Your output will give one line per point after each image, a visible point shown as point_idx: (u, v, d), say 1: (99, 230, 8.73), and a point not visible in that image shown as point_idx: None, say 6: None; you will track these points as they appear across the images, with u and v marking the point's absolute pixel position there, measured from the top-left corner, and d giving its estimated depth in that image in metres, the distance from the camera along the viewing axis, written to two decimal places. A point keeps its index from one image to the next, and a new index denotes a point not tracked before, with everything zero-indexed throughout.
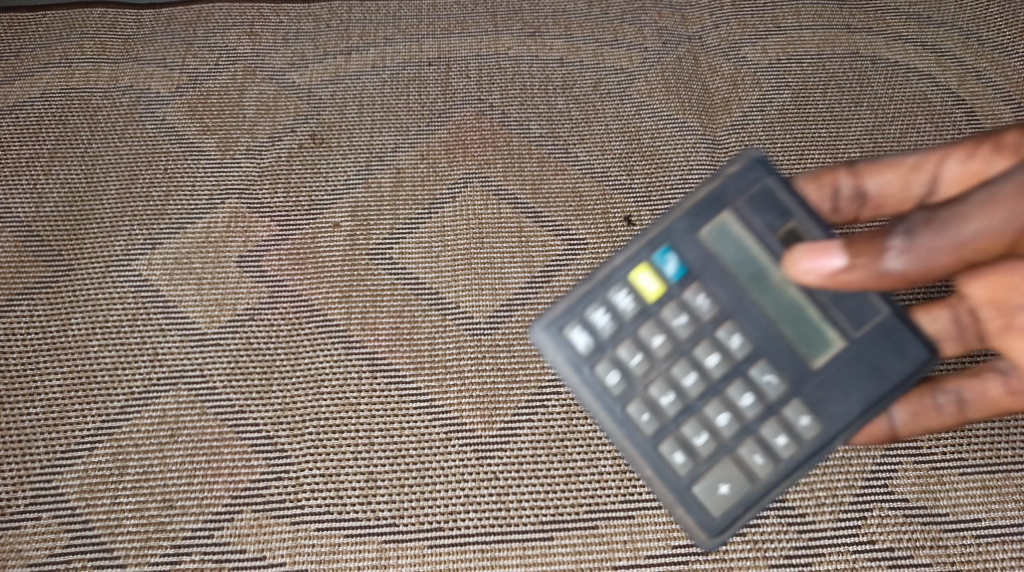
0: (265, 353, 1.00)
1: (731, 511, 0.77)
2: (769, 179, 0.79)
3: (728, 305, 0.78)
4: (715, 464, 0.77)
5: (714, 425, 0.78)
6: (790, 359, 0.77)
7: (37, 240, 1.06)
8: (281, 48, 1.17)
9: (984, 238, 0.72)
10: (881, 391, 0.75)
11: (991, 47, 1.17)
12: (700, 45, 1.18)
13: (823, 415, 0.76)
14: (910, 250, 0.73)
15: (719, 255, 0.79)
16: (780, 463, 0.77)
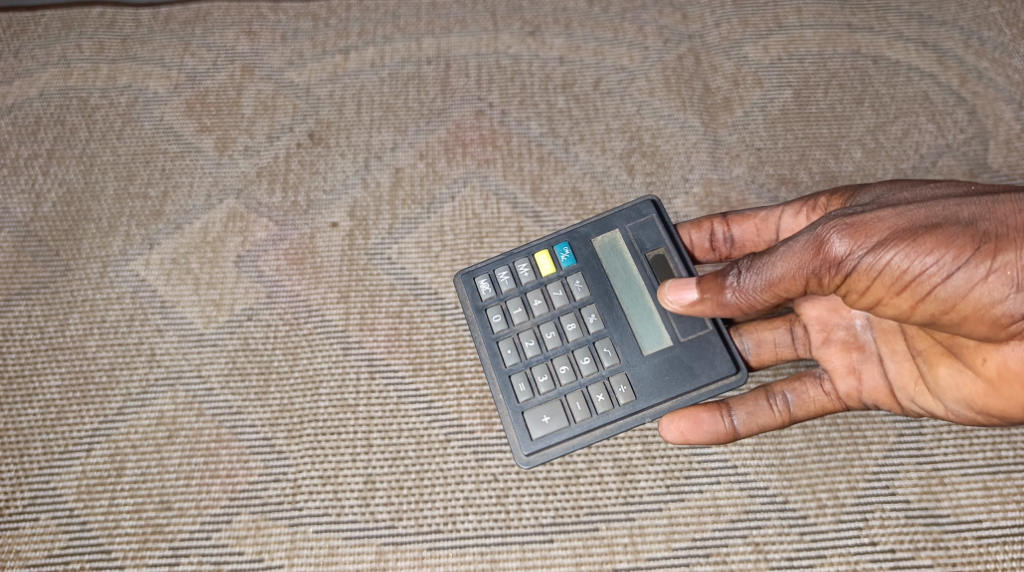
0: (264, 353, 1.00)
1: (552, 435, 0.90)
2: (651, 219, 0.95)
3: (599, 292, 0.93)
4: (551, 401, 0.91)
5: (558, 374, 0.92)
6: (627, 342, 0.92)
7: (35, 241, 1.05)
8: (280, 47, 1.16)
9: (788, 279, 0.86)
10: (685, 383, 0.90)
11: (994, 46, 1.16)
12: (701, 43, 1.17)
13: (638, 388, 0.90)
14: (741, 286, 0.87)
15: (603, 262, 0.94)
16: (597, 416, 0.90)
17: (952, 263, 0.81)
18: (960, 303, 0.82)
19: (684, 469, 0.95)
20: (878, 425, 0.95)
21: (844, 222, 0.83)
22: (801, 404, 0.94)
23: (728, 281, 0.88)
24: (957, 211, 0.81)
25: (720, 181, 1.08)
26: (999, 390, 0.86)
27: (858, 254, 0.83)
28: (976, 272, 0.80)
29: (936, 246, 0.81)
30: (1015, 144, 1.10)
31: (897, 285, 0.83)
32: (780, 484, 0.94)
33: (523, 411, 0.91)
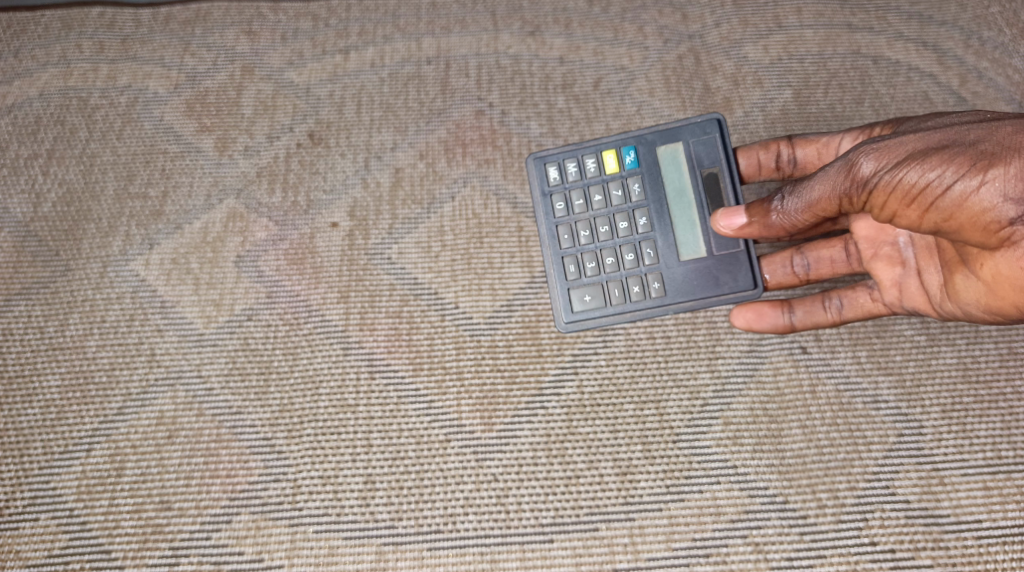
0: (264, 353, 1.00)
1: (587, 316, 0.93)
2: (715, 136, 0.93)
3: (656, 197, 0.94)
4: (593, 284, 0.93)
5: (602, 263, 0.94)
6: (670, 245, 0.93)
7: (35, 241, 1.05)
8: (279, 46, 1.16)
9: (825, 201, 0.87)
10: (716, 291, 0.91)
11: (994, 46, 1.16)
12: (701, 43, 1.17)
13: (670, 288, 0.92)
14: (784, 208, 0.89)
15: (664, 172, 0.94)
16: (629, 306, 0.93)
17: (954, 176, 0.81)
18: (959, 212, 0.82)
19: (684, 469, 0.94)
20: (878, 425, 0.95)
21: (869, 146, 0.85)
22: (855, 309, 0.94)
23: (772, 205, 0.89)
24: (966, 133, 0.82)
25: None
26: (1010, 293, 0.84)
27: (880, 174, 0.84)
28: (970, 183, 0.80)
29: (943, 161, 0.81)
30: None
31: (906, 198, 0.84)
32: (779, 485, 0.94)
33: (566, 287, 0.94)
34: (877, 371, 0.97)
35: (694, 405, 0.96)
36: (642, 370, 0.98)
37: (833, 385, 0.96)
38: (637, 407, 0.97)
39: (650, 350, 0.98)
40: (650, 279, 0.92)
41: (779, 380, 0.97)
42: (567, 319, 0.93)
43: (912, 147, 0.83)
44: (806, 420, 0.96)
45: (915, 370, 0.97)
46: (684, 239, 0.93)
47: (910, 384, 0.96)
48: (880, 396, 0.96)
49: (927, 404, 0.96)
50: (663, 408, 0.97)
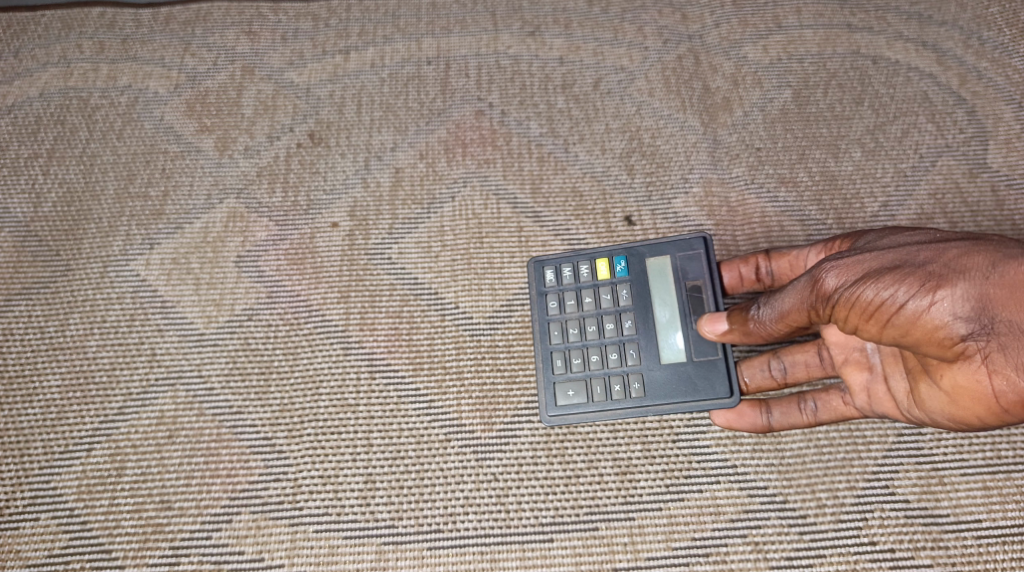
0: (264, 353, 1.00)
1: (569, 410, 0.92)
2: (701, 253, 0.94)
3: (643, 306, 0.94)
4: (577, 379, 0.93)
5: (587, 361, 0.93)
6: (653, 348, 0.92)
7: (36, 241, 1.05)
8: (280, 47, 1.16)
9: (794, 313, 0.85)
10: (694, 395, 0.90)
11: (993, 46, 1.16)
12: (701, 44, 1.17)
13: (650, 390, 0.91)
14: (759, 318, 0.88)
15: (653, 282, 0.94)
16: (610, 404, 0.92)
17: (905, 295, 0.79)
18: (914, 329, 0.79)
19: (683, 469, 0.95)
20: (878, 424, 0.95)
21: (831, 262, 0.83)
22: (829, 411, 0.92)
23: (750, 314, 0.88)
24: (918, 253, 0.80)
25: (720, 181, 1.08)
26: (972, 404, 0.81)
27: (841, 289, 0.81)
28: (921, 299, 0.78)
29: (894, 281, 0.79)
30: (1015, 143, 1.10)
31: (865, 314, 0.81)
32: (779, 484, 0.94)
33: (550, 380, 0.93)
34: None
35: None
36: None
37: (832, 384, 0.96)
38: None
39: None
40: (631, 378, 0.92)
41: None
42: (550, 406, 0.92)
43: (869, 265, 0.81)
44: None
45: None
46: (665, 345, 0.92)
47: None
48: None
49: None
50: None
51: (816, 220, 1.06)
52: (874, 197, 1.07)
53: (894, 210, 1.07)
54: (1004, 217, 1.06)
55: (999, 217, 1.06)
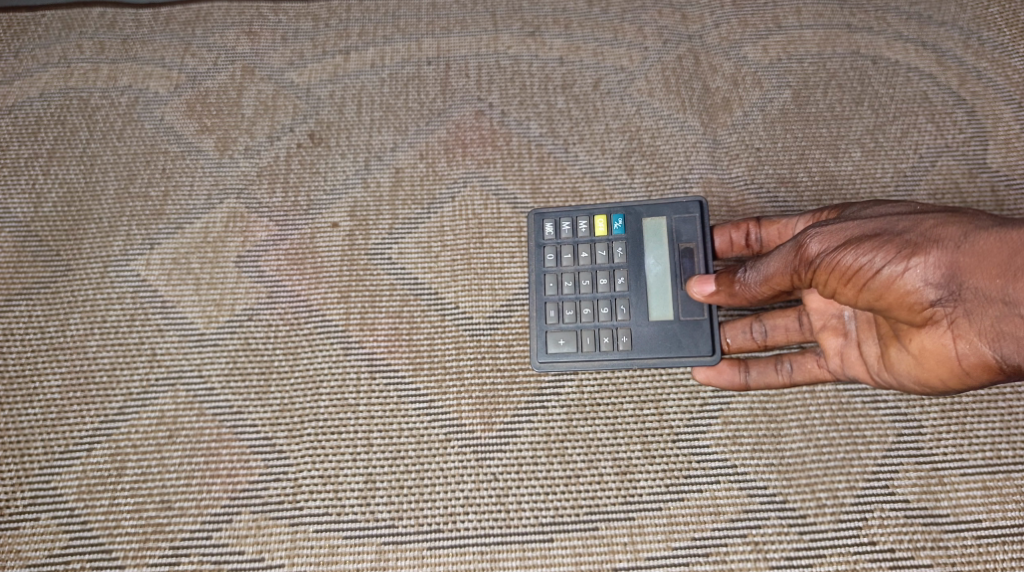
0: (264, 353, 1.00)
1: (558, 358, 0.93)
2: (696, 216, 0.94)
3: (636, 263, 0.94)
4: (569, 329, 0.93)
5: (579, 313, 0.94)
6: (642, 304, 0.93)
7: (37, 241, 1.05)
8: (280, 47, 1.16)
9: (779, 277, 0.86)
10: (680, 351, 0.92)
11: (993, 46, 1.16)
12: (701, 44, 1.17)
13: (637, 343, 0.92)
14: (744, 280, 0.88)
15: (649, 242, 0.95)
16: (600, 357, 0.93)
17: (881, 261, 0.79)
18: (888, 294, 0.80)
19: (683, 469, 0.95)
20: (878, 425, 0.95)
21: (814, 229, 0.84)
22: (805, 373, 0.92)
23: (735, 276, 0.89)
24: (897, 222, 0.80)
25: (720, 181, 1.09)
26: (939, 366, 0.82)
27: (822, 255, 0.82)
28: (895, 266, 0.78)
29: (872, 247, 0.80)
30: (1015, 144, 1.10)
31: (843, 280, 0.81)
32: (779, 484, 0.94)
33: (541, 328, 0.94)
34: None
35: (694, 404, 0.96)
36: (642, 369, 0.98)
37: (832, 384, 0.96)
38: (637, 407, 0.97)
39: None
40: (620, 330, 0.93)
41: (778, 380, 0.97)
42: (541, 353, 0.93)
43: (851, 233, 0.82)
44: (806, 419, 0.96)
45: None
46: (655, 300, 0.93)
47: None
48: (880, 395, 0.96)
49: (927, 403, 0.96)
50: (663, 407, 0.97)
51: None
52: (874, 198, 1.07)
53: None
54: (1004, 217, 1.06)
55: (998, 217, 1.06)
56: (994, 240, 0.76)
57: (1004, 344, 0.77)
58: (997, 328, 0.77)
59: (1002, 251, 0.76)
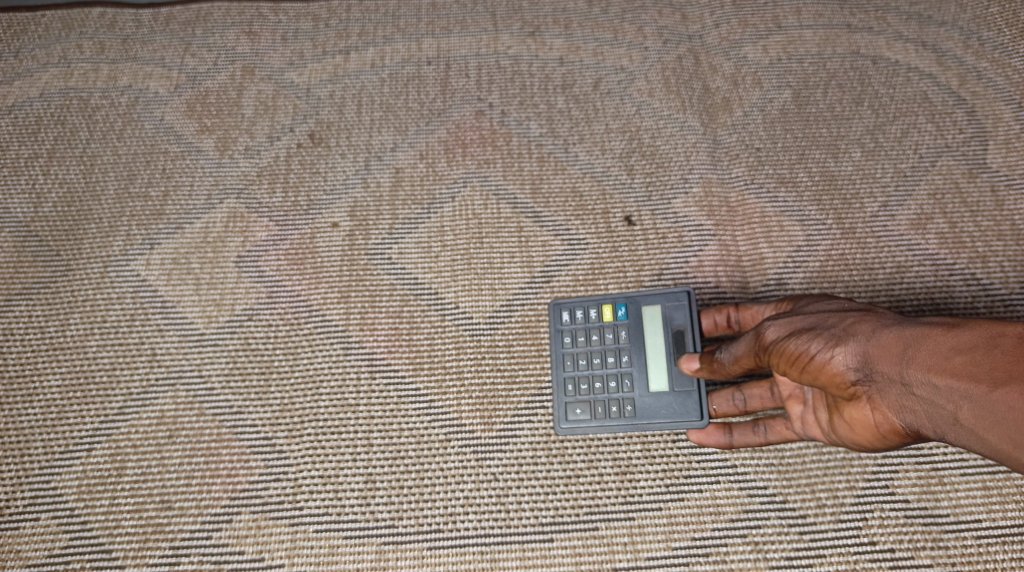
0: (264, 353, 1.00)
1: (579, 425, 0.93)
2: (687, 302, 0.94)
3: (641, 344, 0.94)
4: (583, 400, 0.94)
5: (592, 387, 0.94)
6: (648, 377, 0.93)
7: (36, 241, 1.05)
8: (280, 47, 1.17)
9: (747, 358, 0.86)
10: (676, 419, 0.91)
11: (993, 46, 1.16)
12: (700, 44, 1.17)
13: (645, 412, 0.92)
14: (720, 360, 0.88)
15: (651, 326, 0.95)
16: (614, 425, 0.93)
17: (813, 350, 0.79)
18: (823, 378, 0.80)
19: (683, 469, 0.95)
20: None
21: (771, 321, 0.85)
22: (778, 434, 0.90)
23: (715, 354, 0.89)
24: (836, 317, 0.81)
25: (720, 181, 1.09)
26: (877, 440, 0.80)
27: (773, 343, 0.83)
28: (822, 354, 0.79)
29: (807, 337, 0.80)
30: (1015, 144, 1.10)
31: (788, 366, 0.82)
32: (779, 484, 0.94)
33: (561, 399, 0.94)
34: None
35: None
36: None
37: None
38: None
39: None
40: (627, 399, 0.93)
41: None
42: (562, 421, 0.93)
43: (795, 325, 0.82)
44: None
45: None
46: (655, 376, 0.93)
47: None
48: None
49: None
50: None
51: (816, 219, 1.06)
52: (874, 198, 1.07)
53: (894, 210, 1.06)
54: (1004, 217, 1.06)
55: (999, 217, 1.06)
56: (898, 332, 0.75)
57: (915, 426, 0.75)
58: (903, 413, 0.75)
59: (911, 342, 0.74)
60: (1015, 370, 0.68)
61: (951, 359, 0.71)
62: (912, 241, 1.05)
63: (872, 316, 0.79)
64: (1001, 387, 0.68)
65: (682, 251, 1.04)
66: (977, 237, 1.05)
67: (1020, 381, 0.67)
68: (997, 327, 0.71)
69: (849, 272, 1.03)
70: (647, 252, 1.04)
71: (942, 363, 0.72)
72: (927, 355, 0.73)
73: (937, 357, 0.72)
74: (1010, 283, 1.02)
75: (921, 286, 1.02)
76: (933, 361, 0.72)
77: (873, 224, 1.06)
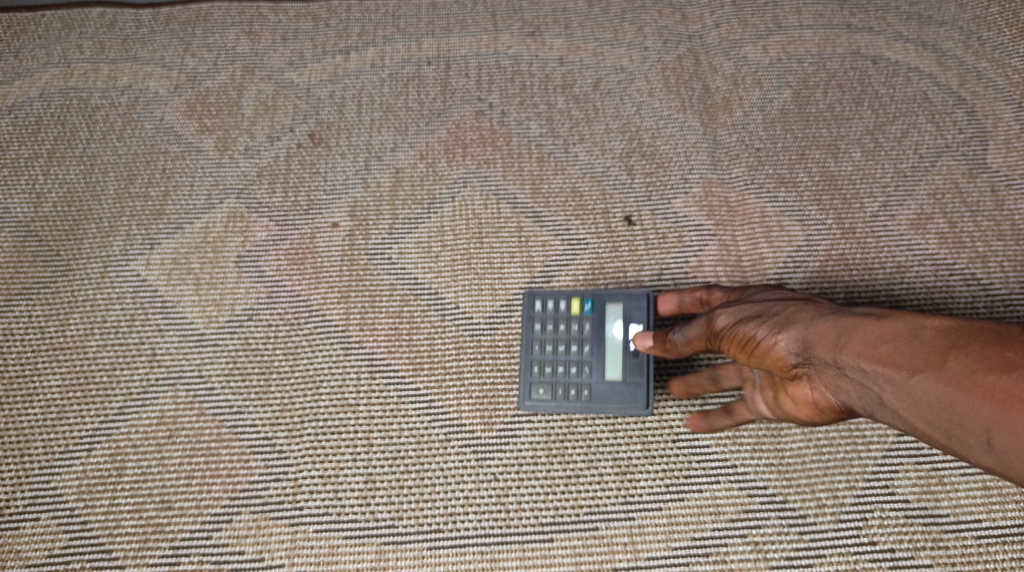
0: (264, 353, 1.00)
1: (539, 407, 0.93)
2: (647, 304, 0.95)
3: (601, 337, 0.95)
4: (545, 384, 0.94)
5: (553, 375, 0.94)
6: (604, 369, 0.94)
7: (37, 241, 1.05)
8: (280, 47, 1.17)
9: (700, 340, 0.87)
10: (627, 411, 0.93)
11: (994, 46, 1.16)
12: (700, 44, 1.17)
13: (600, 402, 0.93)
14: (673, 341, 0.90)
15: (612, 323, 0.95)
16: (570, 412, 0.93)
17: (759, 334, 0.80)
18: (766, 365, 0.80)
19: (683, 469, 0.95)
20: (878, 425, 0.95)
21: (723, 308, 0.86)
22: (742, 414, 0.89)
23: (669, 333, 0.90)
24: (779, 305, 0.82)
25: (720, 181, 1.09)
26: (815, 420, 0.80)
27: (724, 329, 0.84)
28: (767, 340, 0.79)
29: (753, 323, 0.81)
30: (1015, 144, 1.10)
31: (737, 351, 0.82)
32: (779, 484, 0.94)
33: (525, 379, 0.94)
34: None
35: (693, 405, 0.97)
36: None
37: None
38: None
39: None
40: (589, 382, 0.94)
41: None
42: (531, 399, 0.94)
43: (743, 313, 0.83)
44: None
45: None
46: (612, 363, 0.94)
47: None
48: None
49: None
50: (663, 408, 0.97)
51: (816, 219, 1.06)
52: (874, 198, 1.07)
53: (894, 210, 1.06)
54: (1004, 217, 1.06)
55: (999, 217, 1.06)
56: (834, 321, 0.76)
57: (847, 410, 0.76)
58: (834, 398, 0.76)
59: (845, 329, 0.75)
60: (930, 360, 0.69)
61: (877, 347, 0.72)
62: (912, 241, 1.05)
63: (812, 305, 0.80)
64: (919, 372, 0.69)
65: (682, 251, 1.04)
66: (978, 237, 1.05)
67: (933, 369, 0.68)
68: (919, 320, 0.71)
69: (849, 272, 1.03)
70: (646, 252, 1.04)
71: (870, 350, 0.72)
72: (859, 341, 0.73)
73: (866, 345, 0.72)
74: (1010, 284, 1.02)
75: (922, 287, 1.02)
76: (862, 348, 0.72)
77: (873, 224, 1.06)
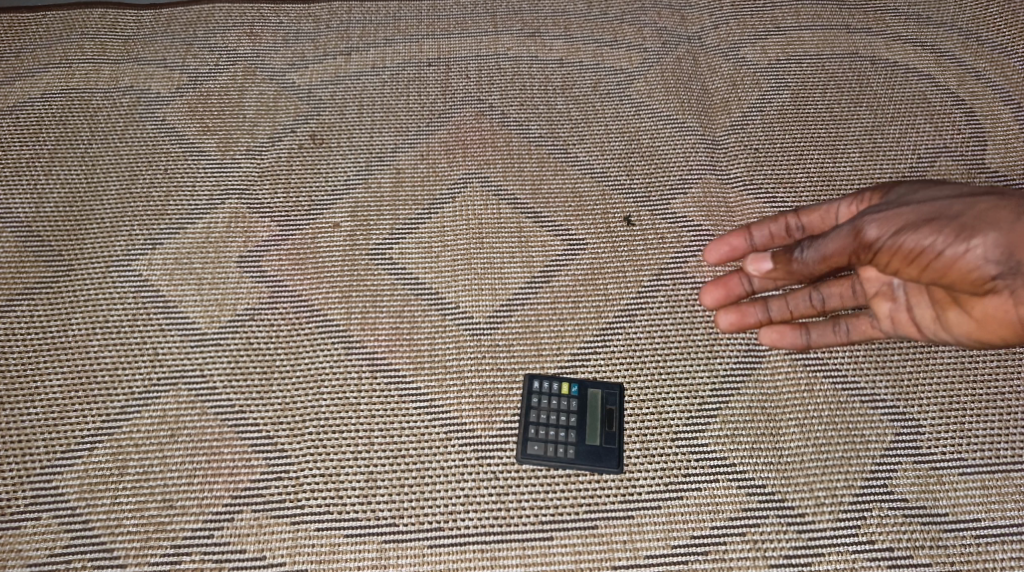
0: (265, 353, 1.00)
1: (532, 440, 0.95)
2: (619, 396, 0.97)
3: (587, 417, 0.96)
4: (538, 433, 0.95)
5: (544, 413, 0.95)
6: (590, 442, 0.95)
7: (37, 240, 1.05)
8: (281, 47, 1.18)
9: (838, 256, 0.91)
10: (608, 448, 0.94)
11: (993, 46, 1.18)
12: (699, 45, 1.19)
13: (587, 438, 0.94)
14: (802, 259, 0.94)
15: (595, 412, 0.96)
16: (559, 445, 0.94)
17: (941, 243, 0.86)
18: (949, 274, 0.86)
19: (682, 468, 0.95)
20: (877, 424, 0.97)
21: (873, 215, 0.90)
22: (861, 333, 0.96)
23: (794, 255, 0.94)
24: (951, 206, 0.87)
25: (720, 182, 1.09)
26: (987, 332, 0.89)
27: (883, 240, 0.88)
28: (955, 249, 0.85)
29: (933, 230, 0.86)
30: (1014, 144, 1.11)
31: (907, 261, 0.87)
32: (777, 483, 0.94)
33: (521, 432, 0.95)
34: (876, 371, 0.99)
35: (693, 404, 0.98)
36: (642, 370, 0.99)
37: (831, 384, 0.98)
38: (636, 406, 0.98)
39: (649, 349, 1.00)
40: (572, 440, 0.95)
41: (777, 380, 0.99)
42: (522, 454, 0.94)
43: (904, 218, 0.88)
44: (805, 419, 0.97)
45: (913, 370, 0.99)
46: (594, 429, 0.95)
47: (909, 383, 0.98)
48: (879, 395, 0.98)
49: (925, 403, 0.97)
50: (662, 408, 0.97)
51: None
52: None
53: None
54: None
55: None
56: None
57: None
58: None
59: None
60: None
61: None
62: None
63: (992, 207, 0.86)
64: None
65: (681, 251, 1.05)
66: None
67: None
68: None
69: None
70: (646, 252, 1.05)
71: None
72: None
73: None
74: None
75: None
76: None
77: None
